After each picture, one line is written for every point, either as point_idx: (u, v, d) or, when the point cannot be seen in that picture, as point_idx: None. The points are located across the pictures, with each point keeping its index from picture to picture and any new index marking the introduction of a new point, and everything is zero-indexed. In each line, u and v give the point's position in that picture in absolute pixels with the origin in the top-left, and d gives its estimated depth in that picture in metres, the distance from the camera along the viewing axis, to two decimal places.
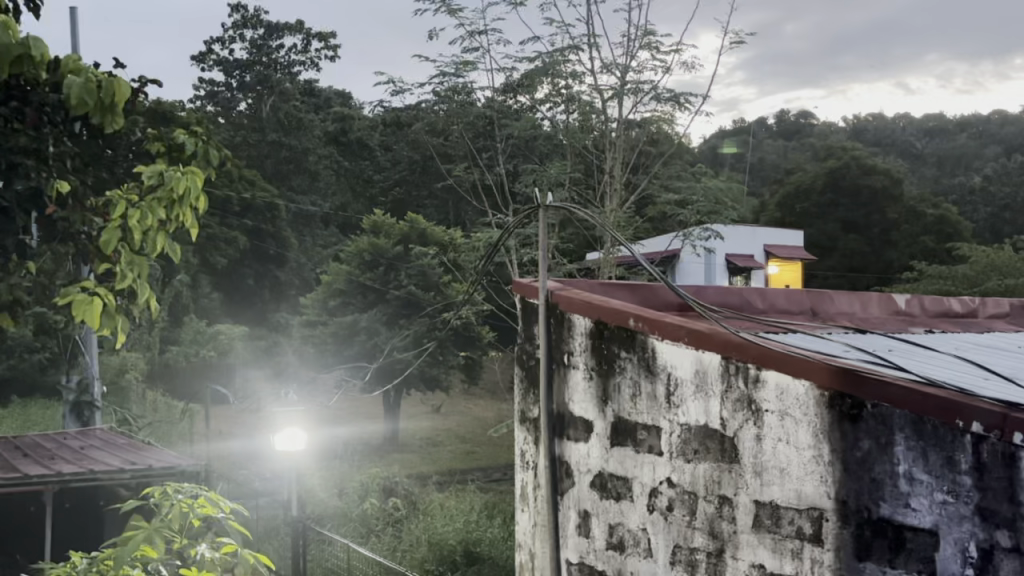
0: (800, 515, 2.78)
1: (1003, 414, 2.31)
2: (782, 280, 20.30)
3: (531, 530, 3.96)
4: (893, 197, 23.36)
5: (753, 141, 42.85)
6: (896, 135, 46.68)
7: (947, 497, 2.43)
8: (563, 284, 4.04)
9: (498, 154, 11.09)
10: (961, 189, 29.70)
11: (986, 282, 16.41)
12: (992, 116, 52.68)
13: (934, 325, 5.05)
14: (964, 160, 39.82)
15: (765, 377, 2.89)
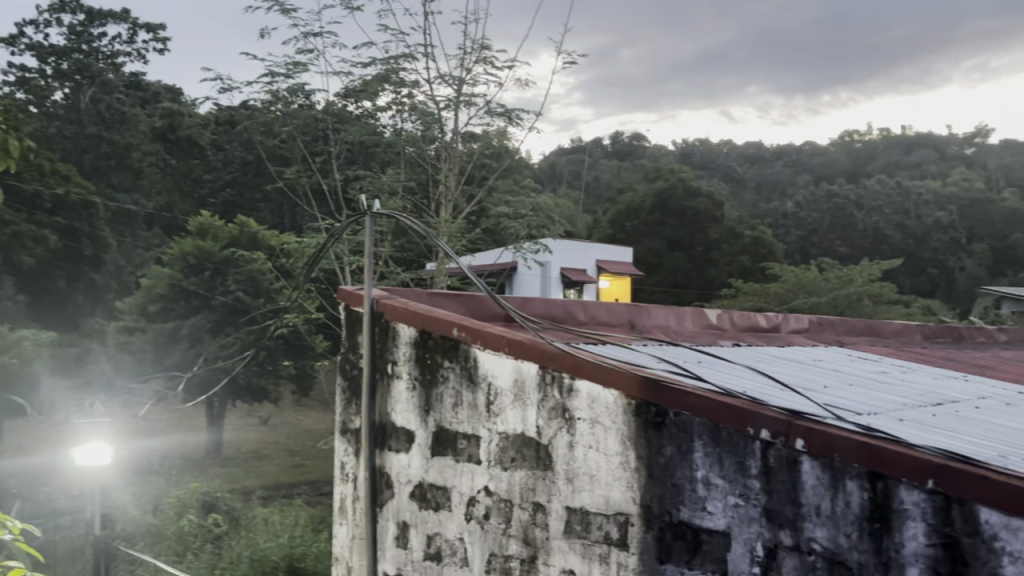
0: (608, 520, 2.88)
1: (787, 422, 2.49)
2: (614, 293, 21.05)
3: (349, 543, 3.88)
4: (715, 218, 24.83)
5: (590, 160, 44.42)
6: (719, 160, 49.80)
7: (738, 500, 2.58)
8: (389, 292, 3.99)
9: (333, 160, 10.87)
10: (775, 214, 31.98)
11: (794, 300, 17.73)
12: (804, 147, 57.26)
13: (741, 339, 5.40)
14: (779, 186, 43.00)
15: (578, 386, 2.98)
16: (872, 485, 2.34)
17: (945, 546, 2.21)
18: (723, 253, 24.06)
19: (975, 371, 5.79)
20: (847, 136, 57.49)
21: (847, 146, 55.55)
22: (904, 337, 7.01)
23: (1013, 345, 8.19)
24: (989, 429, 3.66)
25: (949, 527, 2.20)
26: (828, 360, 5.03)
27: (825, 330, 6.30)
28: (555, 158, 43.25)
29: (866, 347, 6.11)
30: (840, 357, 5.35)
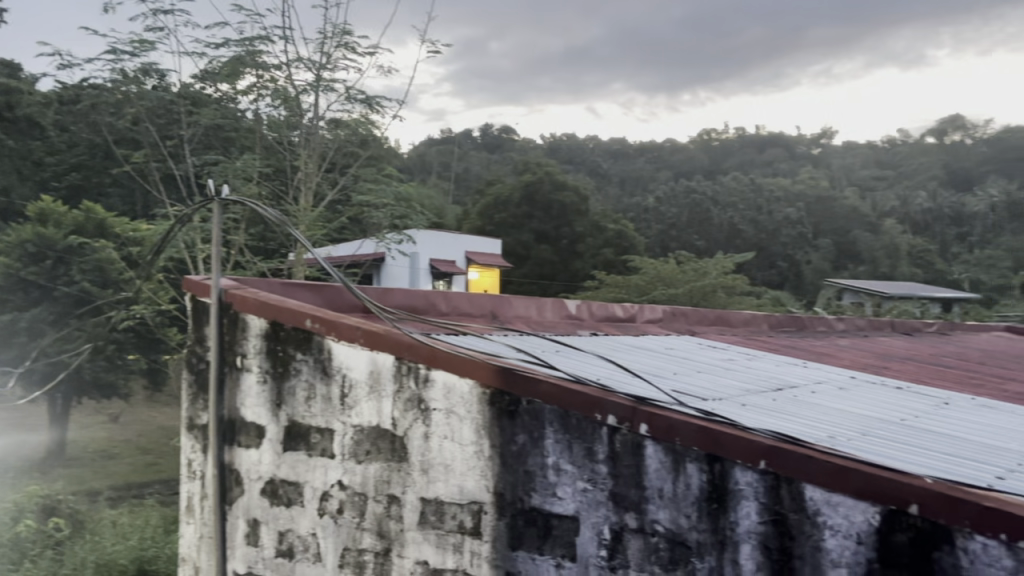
0: (462, 510, 2.90)
1: (632, 408, 2.56)
2: (483, 284, 21.05)
3: (196, 544, 3.74)
4: (580, 211, 25.36)
5: (459, 151, 44.45)
6: (586, 154, 50.97)
7: (587, 485, 2.65)
8: (239, 282, 3.84)
9: (186, 144, 10.40)
10: (638, 208, 33.03)
11: (653, 291, 18.35)
12: (666, 144, 59.40)
13: (599, 328, 5.53)
14: (642, 182, 44.45)
15: (433, 376, 2.96)
16: (710, 467, 2.45)
17: (775, 522, 2.35)
18: (588, 246, 24.59)
19: (814, 358, 6.17)
20: (705, 134, 60.01)
21: (705, 145, 57.99)
22: (752, 326, 7.38)
23: (849, 334, 8.77)
24: (821, 412, 3.92)
25: (779, 505, 2.34)
26: (681, 349, 5.23)
27: (679, 319, 6.54)
28: (425, 148, 43.05)
29: (716, 336, 6.39)
30: (692, 345, 5.57)
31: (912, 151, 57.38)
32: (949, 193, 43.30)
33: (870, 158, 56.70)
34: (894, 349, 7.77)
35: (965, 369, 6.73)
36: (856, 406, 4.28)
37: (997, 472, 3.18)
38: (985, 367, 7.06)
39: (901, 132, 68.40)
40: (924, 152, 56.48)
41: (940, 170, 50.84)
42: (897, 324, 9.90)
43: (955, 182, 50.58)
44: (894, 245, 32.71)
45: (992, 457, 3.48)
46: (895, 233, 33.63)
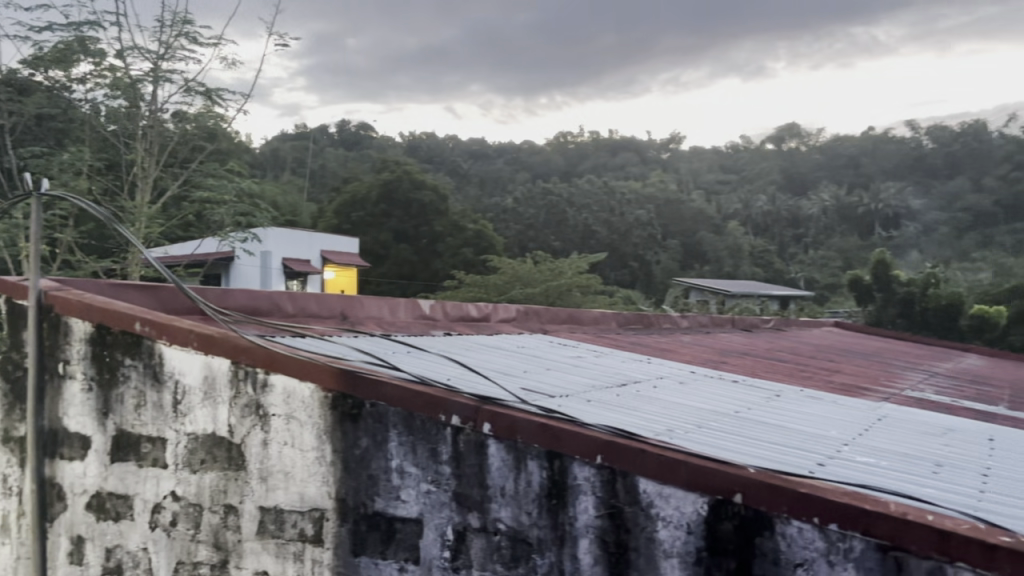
0: (303, 517, 2.83)
1: (475, 407, 2.57)
2: (339, 285, 20.70)
3: (13, 565, 3.47)
4: (439, 211, 25.32)
5: (315, 148, 43.41)
6: (445, 154, 50.98)
7: (430, 487, 2.64)
8: (61, 283, 3.59)
9: (8, 134, 9.63)
10: (496, 208, 33.34)
11: (511, 291, 18.59)
12: (523, 145, 60.25)
13: (452, 328, 5.52)
14: (501, 183, 44.93)
15: (273, 381, 2.87)
16: (550, 464, 2.49)
17: (611, 515, 2.41)
18: (446, 245, 24.61)
19: (659, 354, 6.41)
20: (561, 137, 61.34)
21: (561, 147, 59.26)
22: (602, 324, 7.57)
23: (692, 330, 9.16)
24: (663, 407, 4.07)
25: (615, 498, 2.41)
26: (531, 347, 5.30)
27: (532, 318, 6.62)
28: (278, 144, 41.76)
29: (567, 334, 6.52)
30: (542, 343, 5.66)
31: (752, 157, 60.79)
32: (786, 198, 46.18)
33: (716, 163, 59.61)
34: (733, 344, 8.18)
35: (795, 362, 7.18)
36: (696, 400, 4.47)
37: (819, 459, 3.41)
38: (813, 360, 7.56)
39: (743, 140, 72.38)
40: (763, 159, 59.96)
41: (778, 176, 54.14)
42: (737, 320, 10.43)
43: (791, 187, 54.02)
44: (737, 246, 34.56)
45: (815, 446, 3.73)
46: (738, 235, 35.51)
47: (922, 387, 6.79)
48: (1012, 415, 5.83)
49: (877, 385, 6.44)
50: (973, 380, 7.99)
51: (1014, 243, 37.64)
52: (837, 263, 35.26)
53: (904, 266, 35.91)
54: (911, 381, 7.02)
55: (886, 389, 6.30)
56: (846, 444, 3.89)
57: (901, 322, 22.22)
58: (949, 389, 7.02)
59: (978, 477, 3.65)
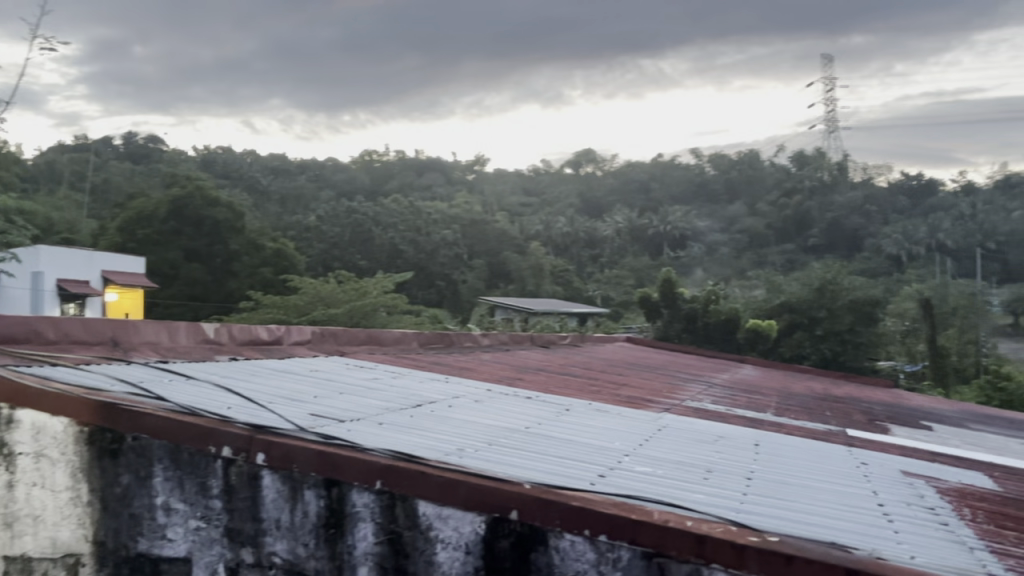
0: (55, 564, 2.61)
1: (247, 437, 2.45)
2: (122, 307, 19.49)
3: None
4: (235, 229, 24.21)
5: (97, 161, 40.25)
6: (243, 170, 48.95)
7: (199, 523, 2.51)
8: None
9: None
10: (298, 226, 32.39)
11: (313, 312, 18.10)
12: (326, 163, 59.03)
13: (239, 353, 5.26)
14: (304, 201, 43.74)
15: (19, 416, 2.59)
16: (328, 492, 2.43)
17: (390, 541, 2.39)
18: (243, 264, 23.70)
19: (456, 372, 6.43)
20: (366, 156, 60.80)
21: (366, 165, 58.64)
22: (401, 344, 7.50)
23: (492, 348, 9.29)
24: (454, 425, 4.08)
25: (394, 523, 2.38)
26: (323, 370, 5.15)
27: (328, 339, 6.44)
28: (53, 156, 38.32)
29: (364, 355, 6.40)
30: (336, 366, 5.52)
31: (552, 181, 63.04)
32: (584, 220, 48.20)
33: (518, 185, 61.23)
34: (530, 361, 8.37)
35: (587, 377, 7.46)
36: (487, 417, 4.54)
37: (600, 470, 3.55)
38: (604, 374, 7.90)
39: (544, 162, 74.95)
40: (563, 182, 62.37)
41: (576, 198, 56.48)
42: (536, 337, 10.71)
43: (588, 210, 56.47)
44: (539, 266, 35.58)
45: (598, 457, 3.89)
46: (540, 254, 36.51)
47: (701, 398, 7.27)
48: (777, 421, 6.37)
49: (661, 397, 6.82)
50: (745, 390, 8.66)
51: (783, 263, 41.57)
52: (631, 281, 37.28)
53: (689, 284, 38.59)
54: (690, 392, 7.50)
55: (669, 400, 6.68)
56: (627, 455, 4.08)
57: (686, 336, 23.76)
58: (724, 398, 7.56)
59: (743, 481, 3.95)
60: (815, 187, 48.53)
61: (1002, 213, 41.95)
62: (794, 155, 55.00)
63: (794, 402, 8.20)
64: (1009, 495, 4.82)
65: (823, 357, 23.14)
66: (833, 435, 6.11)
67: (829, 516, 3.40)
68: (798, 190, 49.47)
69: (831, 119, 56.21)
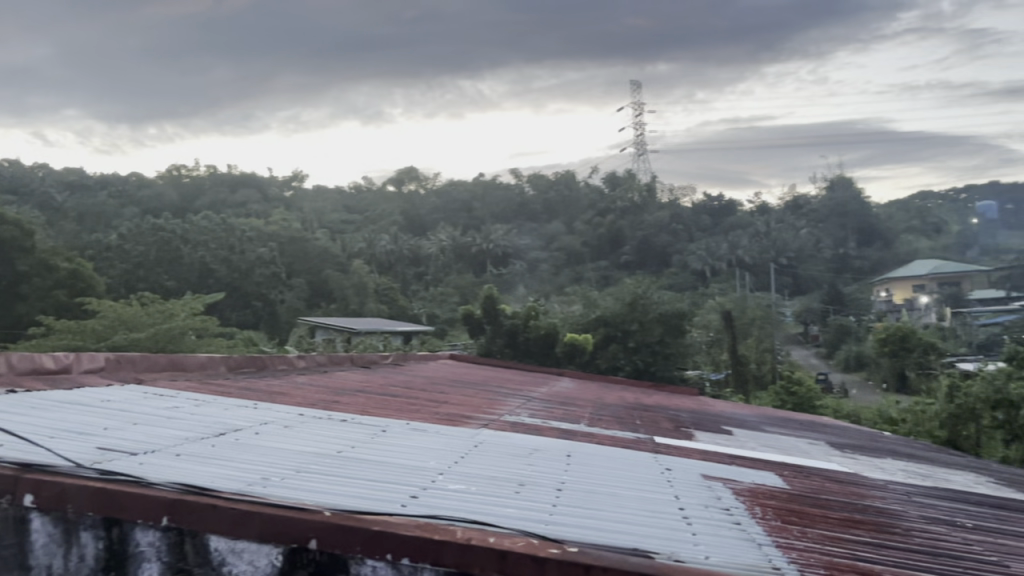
0: None
1: (13, 479, 2.30)
2: None
3: None
4: (25, 249, 22.13)
5: None
6: (34, 185, 44.97)
7: None
8: None
9: None
10: (97, 245, 30.13)
11: (113, 337, 16.87)
12: (129, 178, 55.39)
13: (19, 385, 4.83)
14: (104, 219, 40.81)
15: None
16: (108, 532, 2.29)
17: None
18: (34, 287, 21.78)
19: (267, 397, 6.17)
20: (174, 171, 57.63)
21: (174, 180, 55.50)
22: (208, 369, 7.12)
23: (307, 369, 9.00)
24: (259, 452, 3.93)
25: (182, 561, 2.26)
26: (116, 400, 4.80)
27: (124, 366, 6.02)
28: None
29: (165, 382, 6.01)
30: (132, 395, 5.15)
31: (374, 199, 62.38)
32: (407, 238, 47.98)
33: (339, 203, 60.15)
34: (347, 383, 8.18)
35: (405, 396, 7.39)
36: (297, 443, 4.37)
37: (412, 491, 3.51)
38: (424, 393, 7.84)
39: (364, 179, 74.07)
40: (384, 200, 61.91)
41: (398, 216, 56.18)
42: (355, 358, 10.50)
43: (411, 228, 56.25)
44: (361, 283, 35.08)
45: (411, 478, 3.85)
46: (362, 272, 35.93)
47: (519, 412, 7.38)
48: (590, 431, 6.57)
49: (479, 413, 6.86)
50: (562, 402, 8.89)
51: (599, 279, 43.39)
52: (455, 298, 37.63)
53: (511, 300, 39.30)
54: (508, 407, 7.59)
55: (486, 416, 6.73)
56: (441, 473, 4.07)
57: (508, 352, 24.16)
58: (541, 411, 7.73)
59: (554, 492, 4.03)
60: (627, 207, 51.00)
61: (791, 231, 45.88)
62: (607, 176, 57.57)
63: (607, 412, 8.51)
64: (794, 491, 5.22)
65: (636, 367, 24.24)
66: (641, 442, 6.38)
67: (635, 523, 3.54)
68: (611, 209, 51.75)
69: (640, 142, 59.36)
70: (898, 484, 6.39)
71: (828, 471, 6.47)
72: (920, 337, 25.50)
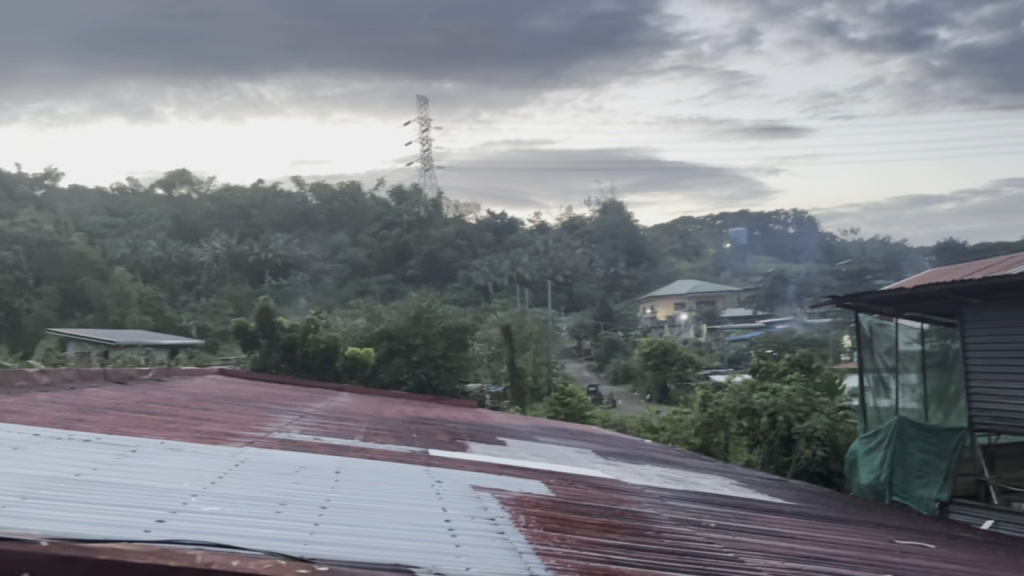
0: None
1: None
2: None
3: None
4: None
5: None
6: None
7: None
8: None
9: None
10: None
11: None
12: None
13: None
14: None
15: None
16: None
17: None
18: None
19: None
20: None
21: None
22: None
23: (50, 385, 8.16)
24: None
25: None
26: None
27: None
28: None
29: None
30: None
31: (140, 202, 58.18)
32: (178, 244, 45.14)
33: (99, 204, 55.40)
34: (98, 400, 7.48)
35: (164, 414, 6.88)
36: (29, 466, 3.93)
37: (159, 515, 3.26)
38: (185, 410, 7.36)
39: (129, 180, 68.85)
40: (152, 204, 57.90)
41: (168, 221, 52.78)
42: (110, 372, 9.66)
43: (182, 234, 52.94)
44: (124, 293, 32.54)
45: (161, 501, 3.57)
46: (124, 281, 33.23)
47: (289, 428, 7.11)
48: (362, 446, 6.46)
49: (245, 430, 6.52)
50: (337, 417, 8.68)
51: (382, 292, 43.24)
52: (229, 311, 36.01)
53: (290, 312, 38.14)
54: (278, 423, 7.30)
55: (252, 433, 6.42)
56: (195, 495, 3.81)
57: (284, 366, 23.33)
58: (313, 427, 7.50)
59: (318, 510, 3.90)
60: (413, 221, 51.22)
61: (568, 250, 48.12)
62: (393, 190, 57.56)
63: (383, 427, 8.41)
64: (559, 498, 5.41)
65: (419, 381, 24.20)
66: (414, 456, 6.36)
67: (401, 537, 3.51)
68: (396, 223, 51.69)
69: (427, 157, 59.96)
70: (652, 488, 6.82)
71: (590, 478, 6.78)
72: (679, 352, 27.64)
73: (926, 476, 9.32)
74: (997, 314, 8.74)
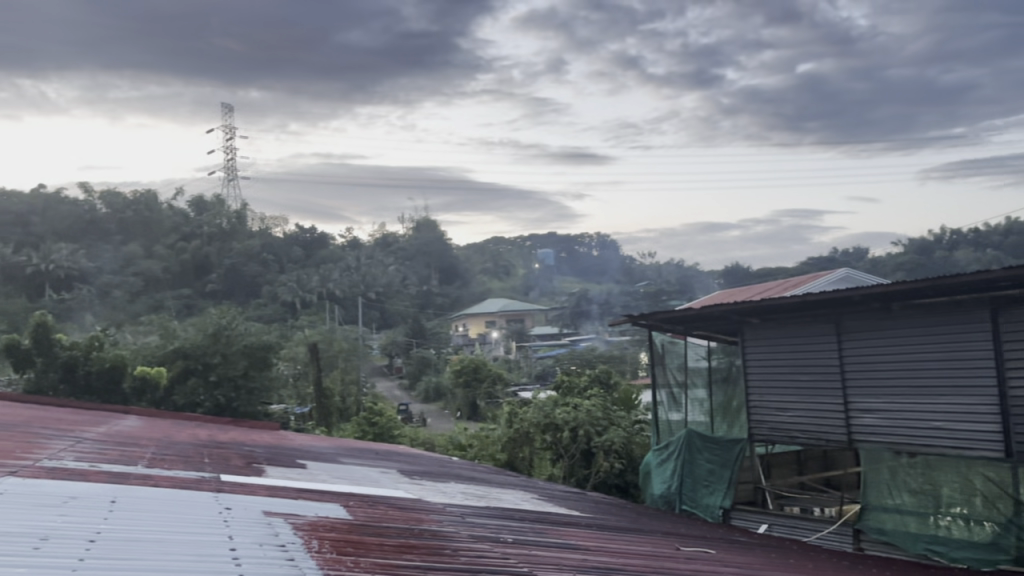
0: None
1: None
2: None
3: None
4: None
5: None
6: None
7: None
8: None
9: None
10: None
11: None
12: None
13: None
14: None
15: None
16: None
17: None
18: None
19: None
20: None
21: None
22: None
23: None
24: None
25: None
26: None
27: None
28: None
29: None
30: None
31: None
32: None
33: None
34: None
35: None
36: None
37: None
38: None
39: None
40: None
41: None
42: None
43: None
44: None
45: None
46: None
47: (61, 455, 6.51)
48: (146, 473, 6.03)
49: (8, 460, 5.89)
50: (120, 442, 8.06)
51: (180, 309, 40.98)
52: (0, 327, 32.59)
53: (73, 329, 35.12)
54: (49, 451, 6.67)
55: (17, 462, 5.83)
56: None
57: (62, 388, 21.12)
58: (91, 453, 6.92)
59: (85, 544, 3.58)
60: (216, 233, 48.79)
61: (380, 266, 47.62)
62: (194, 200, 54.56)
63: (171, 451, 7.91)
64: (357, 521, 5.30)
65: (217, 403, 23.04)
66: (203, 481, 6.03)
67: (177, 569, 3.30)
68: (196, 235, 49.07)
69: (231, 167, 57.49)
70: (453, 506, 6.84)
71: (390, 498, 6.69)
72: (489, 368, 28.10)
73: (711, 485, 9.90)
74: (772, 333, 9.49)
